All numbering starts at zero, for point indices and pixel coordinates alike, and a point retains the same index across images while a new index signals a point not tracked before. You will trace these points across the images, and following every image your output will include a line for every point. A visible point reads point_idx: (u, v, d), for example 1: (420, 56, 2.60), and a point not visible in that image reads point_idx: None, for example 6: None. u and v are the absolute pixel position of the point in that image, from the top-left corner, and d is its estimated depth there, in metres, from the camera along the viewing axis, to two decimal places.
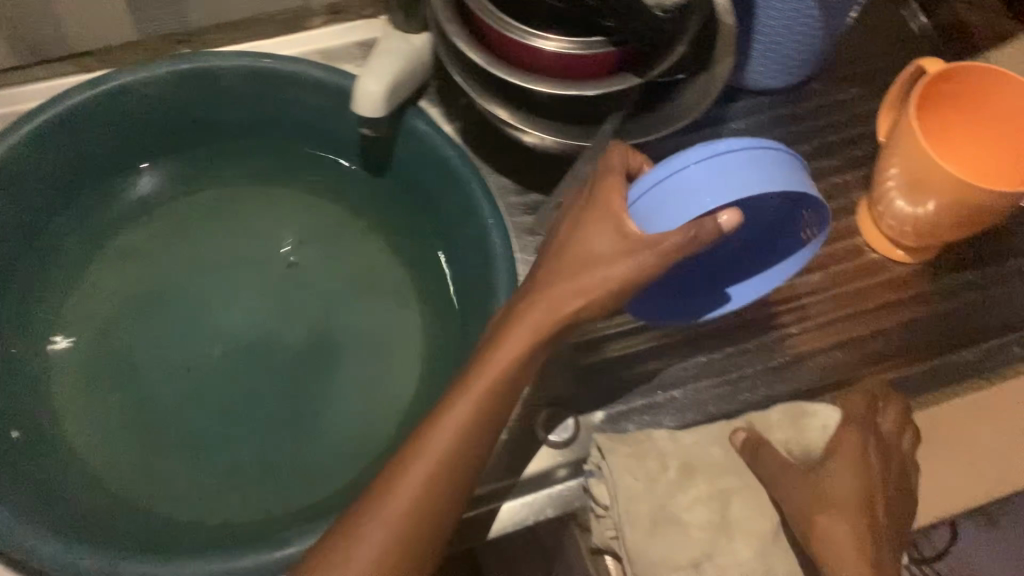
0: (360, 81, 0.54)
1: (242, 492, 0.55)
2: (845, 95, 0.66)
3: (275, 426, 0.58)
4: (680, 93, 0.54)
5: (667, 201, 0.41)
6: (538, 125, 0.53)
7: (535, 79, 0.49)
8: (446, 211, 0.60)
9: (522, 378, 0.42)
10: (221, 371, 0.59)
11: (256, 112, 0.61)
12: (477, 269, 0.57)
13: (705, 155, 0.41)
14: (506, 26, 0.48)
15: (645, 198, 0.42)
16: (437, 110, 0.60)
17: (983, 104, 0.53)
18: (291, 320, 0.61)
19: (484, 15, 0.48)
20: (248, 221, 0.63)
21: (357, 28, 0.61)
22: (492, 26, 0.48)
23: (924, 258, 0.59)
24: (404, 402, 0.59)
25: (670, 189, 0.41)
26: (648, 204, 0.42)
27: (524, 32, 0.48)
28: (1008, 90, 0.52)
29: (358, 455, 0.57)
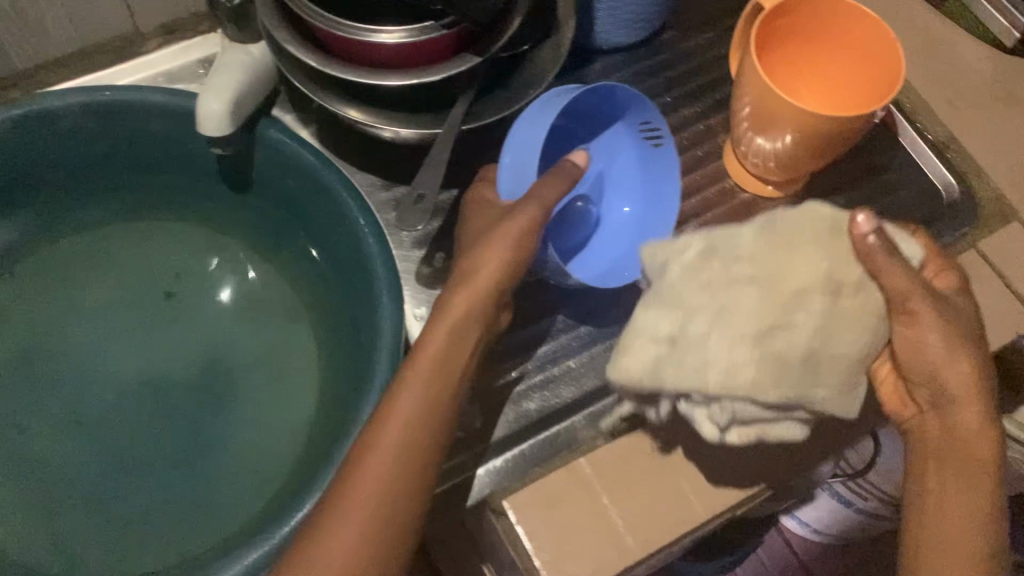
0: (201, 101, 0.52)
1: (148, 536, 0.53)
2: (697, 40, 0.66)
3: (175, 463, 0.56)
4: (527, 65, 0.54)
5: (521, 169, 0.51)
6: (392, 118, 0.52)
7: (380, 73, 0.48)
8: (316, 218, 0.58)
9: (442, 399, 0.46)
10: (112, 417, 0.57)
11: (106, 147, 0.58)
12: (356, 270, 0.56)
13: (529, 113, 0.50)
14: (337, 26, 0.47)
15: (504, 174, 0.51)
16: (290, 117, 0.59)
17: (826, 36, 0.54)
18: (176, 353, 0.60)
19: (312, 18, 0.47)
20: (118, 258, 0.61)
21: (194, 45, 0.59)
22: (324, 27, 0.47)
23: (794, 190, 0.60)
24: (306, 416, 0.57)
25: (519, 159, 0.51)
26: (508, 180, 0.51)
27: (357, 28, 0.47)
28: (851, 21, 0.52)
29: (264, 475, 0.55)
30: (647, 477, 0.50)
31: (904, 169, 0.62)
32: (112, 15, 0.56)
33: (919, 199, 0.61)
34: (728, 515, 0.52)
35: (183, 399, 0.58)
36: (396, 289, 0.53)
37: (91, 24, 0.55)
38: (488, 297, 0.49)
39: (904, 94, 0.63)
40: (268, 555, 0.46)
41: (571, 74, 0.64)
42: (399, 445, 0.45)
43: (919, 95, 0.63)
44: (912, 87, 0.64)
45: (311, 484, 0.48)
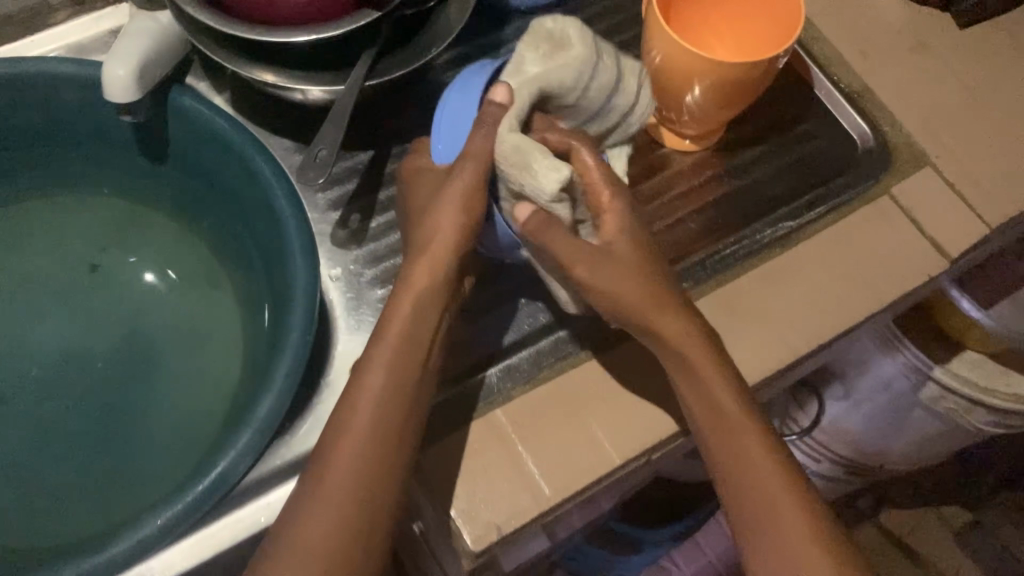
0: (107, 67, 0.52)
1: (72, 508, 0.53)
2: (615, 0, 0.67)
3: (98, 435, 0.56)
4: (436, 20, 0.54)
5: (452, 132, 0.48)
6: (300, 78, 0.52)
7: (288, 31, 0.48)
8: (229, 187, 0.57)
9: (404, 372, 0.44)
10: (34, 395, 0.57)
11: (13, 124, 0.55)
12: (270, 234, 0.54)
13: (456, 84, 0.47)
14: None
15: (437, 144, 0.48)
16: (204, 83, 0.59)
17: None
18: (98, 327, 0.60)
19: None
20: (39, 233, 0.61)
21: (105, 17, 0.60)
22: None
23: (709, 144, 0.62)
24: (228, 380, 0.57)
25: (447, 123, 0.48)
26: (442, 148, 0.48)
27: None
28: None
29: (188, 442, 0.55)
30: (561, 424, 0.50)
31: (818, 120, 0.63)
32: None
33: (830, 151, 0.62)
34: (647, 458, 0.51)
35: (106, 371, 0.58)
36: (310, 248, 0.51)
37: None
38: (447, 263, 0.46)
39: (818, 47, 0.65)
40: (180, 515, 0.46)
41: (488, 36, 0.64)
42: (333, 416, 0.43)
43: (833, 47, 0.64)
44: (826, 40, 0.65)
45: (225, 446, 0.47)
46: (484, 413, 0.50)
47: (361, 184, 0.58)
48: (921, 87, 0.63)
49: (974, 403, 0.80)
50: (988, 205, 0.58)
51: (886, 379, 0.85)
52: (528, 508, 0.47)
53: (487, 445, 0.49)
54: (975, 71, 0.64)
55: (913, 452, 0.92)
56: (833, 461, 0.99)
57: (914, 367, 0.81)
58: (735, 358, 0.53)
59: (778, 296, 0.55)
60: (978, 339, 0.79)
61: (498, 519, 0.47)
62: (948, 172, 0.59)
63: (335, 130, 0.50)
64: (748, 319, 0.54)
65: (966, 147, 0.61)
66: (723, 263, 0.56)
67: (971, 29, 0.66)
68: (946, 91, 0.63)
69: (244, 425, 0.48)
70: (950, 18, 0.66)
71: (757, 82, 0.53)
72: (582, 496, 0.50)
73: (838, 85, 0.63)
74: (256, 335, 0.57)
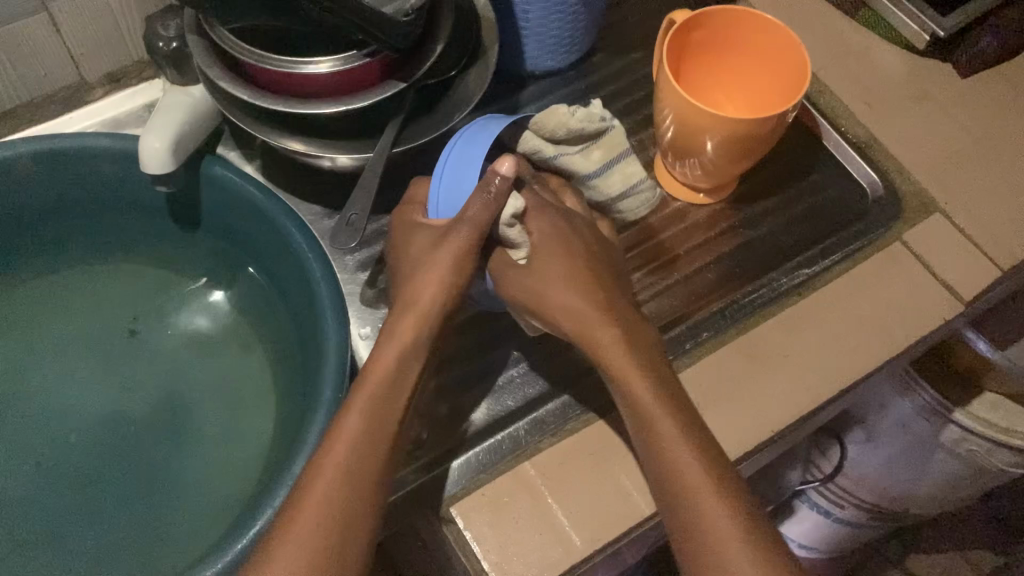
0: (144, 140, 0.55)
1: (111, 570, 0.53)
2: (626, 63, 0.69)
3: (136, 497, 0.57)
4: (457, 88, 0.57)
5: (453, 194, 0.51)
6: (330, 147, 0.54)
7: (315, 102, 0.50)
8: (262, 251, 0.59)
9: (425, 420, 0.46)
10: (73, 459, 0.58)
11: (56, 196, 0.58)
12: (302, 296, 0.56)
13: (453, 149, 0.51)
14: (269, 62, 0.49)
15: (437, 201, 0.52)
16: (235, 153, 0.62)
17: (749, 50, 0.58)
18: (132, 389, 0.61)
19: (244, 55, 0.49)
20: (77, 300, 0.62)
21: (140, 92, 0.63)
22: (256, 65, 0.49)
23: (722, 197, 0.63)
24: (262, 442, 0.58)
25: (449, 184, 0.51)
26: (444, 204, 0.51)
27: (288, 63, 0.49)
28: (777, 41, 0.56)
29: (224, 502, 0.56)
30: (589, 475, 0.51)
31: (828, 170, 0.65)
32: (58, 67, 0.58)
33: (841, 199, 0.64)
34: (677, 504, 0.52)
35: (142, 433, 0.59)
36: (342, 307, 0.53)
37: (38, 77, 0.58)
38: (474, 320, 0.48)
39: (825, 100, 0.67)
40: (222, 573, 0.46)
41: (505, 100, 0.67)
42: (371, 469, 0.44)
43: (839, 99, 0.67)
44: (832, 92, 0.67)
45: (263, 503, 0.48)
46: (514, 466, 0.51)
47: (387, 246, 0.60)
48: (926, 135, 0.65)
49: (996, 444, 0.79)
50: (997, 248, 0.60)
51: (907, 422, 0.85)
52: (559, 559, 0.48)
53: (517, 497, 0.50)
54: (978, 119, 0.66)
55: (939, 496, 0.92)
56: (858, 505, 0.99)
57: (933, 410, 0.81)
58: (755, 405, 0.54)
59: (795, 342, 0.56)
60: (996, 380, 0.79)
61: (530, 570, 0.48)
62: (956, 217, 0.61)
63: (365, 197, 0.52)
64: (767, 366, 0.55)
65: (972, 192, 0.62)
66: (741, 310, 0.58)
67: (972, 79, 0.68)
68: (951, 139, 0.65)
69: (280, 482, 0.48)
70: (951, 68, 0.68)
71: (768, 137, 0.55)
72: (609, 548, 0.50)
73: (846, 137, 0.66)
74: (289, 394, 0.58)
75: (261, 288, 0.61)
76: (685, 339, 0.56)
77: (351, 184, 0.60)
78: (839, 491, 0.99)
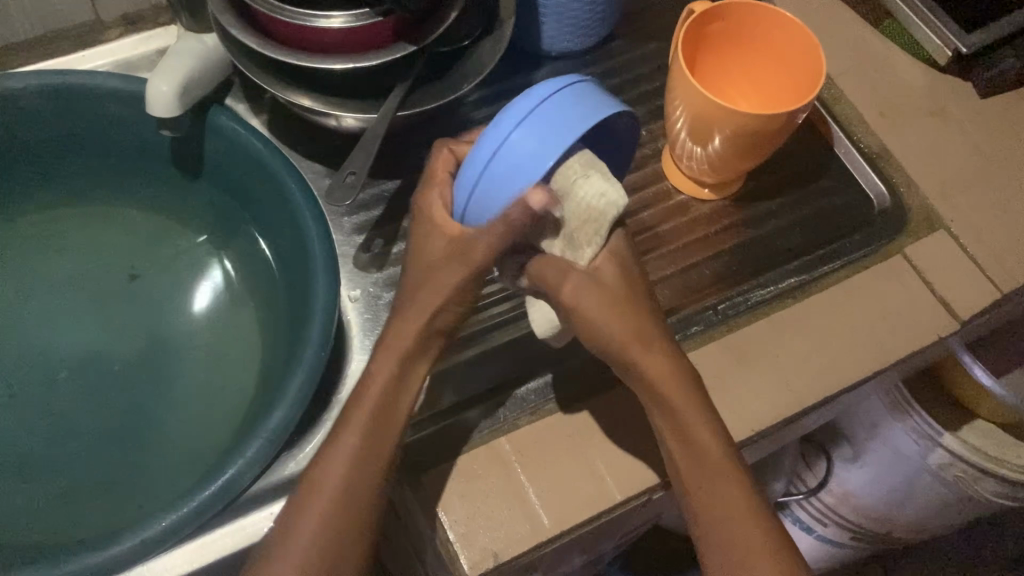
0: (151, 83, 0.54)
1: (78, 507, 0.53)
2: (645, 52, 0.69)
3: (112, 438, 0.57)
4: (469, 58, 0.56)
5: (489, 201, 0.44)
6: (335, 105, 0.54)
7: (324, 57, 0.50)
8: (259, 206, 0.58)
9: (403, 383, 0.45)
10: (58, 392, 0.58)
11: (61, 131, 0.58)
12: (295, 251, 0.56)
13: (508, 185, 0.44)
14: (280, 11, 0.48)
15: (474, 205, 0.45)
16: (243, 105, 0.62)
17: (768, 47, 0.58)
18: (121, 331, 0.61)
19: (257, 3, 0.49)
20: (74, 239, 0.63)
21: (154, 37, 0.63)
22: (268, 14, 0.49)
23: (728, 194, 0.63)
24: (242, 398, 0.58)
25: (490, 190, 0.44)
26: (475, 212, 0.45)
27: (299, 14, 0.48)
28: (801, 40, 0.55)
29: (199, 451, 0.56)
30: (566, 456, 0.51)
31: (836, 177, 0.65)
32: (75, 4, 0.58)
33: (846, 208, 0.63)
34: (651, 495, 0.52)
35: (124, 375, 0.59)
36: (335, 266, 0.53)
37: (54, 11, 0.58)
38: None
39: (840, 107, 0.66)
40: (186, 518, 0.46)
41: (519, 79, 0.66)
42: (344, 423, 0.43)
43: (854, 108, 0.66)
44: (848, 100, 0.66)
45: (234, 451, 0.47)
46: (488, 440, 0.51)
47: (385, 210, 0.60)
48: (939, 152, 0.64)
49: (983, 473, 0.78)
50: (999, 270, 0.59)
51: (896, 444, 0.84)
52: (526, 537, 0.48)
53: (488, 472, 0.50)
54: (993, 140, 0.65)
55: (921, 522, 0.91)
56: (839, 525, 0.98)
57: (924, 432, 0.80)
58: (738, 403, 0.53)
59: (786, 345, 0.56)
60: (989, 408, 0.78)
61: (495, 545, 0.47)
62: (961, 236, 0.60)
63: (366, 157, 0.52)
64: (754, 367, 0.55)
65: (979, 212, 0.62)
66: (734, 308, 0.57)
67: (991, 99, 0.67)
68: (964, 158, 0.64)
69: (255, 433, 0.48)
70: (970, 87, 0.68)
71: (778, 136, 0.54)
72: (576, 531, 0.50)
73: (858, 146, 0.65)
74: (274, 351, 0.58)
75: (258, 241, 0.61)
76: (673, 331, 0.56)
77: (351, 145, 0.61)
78: (821, 507, 0.98)
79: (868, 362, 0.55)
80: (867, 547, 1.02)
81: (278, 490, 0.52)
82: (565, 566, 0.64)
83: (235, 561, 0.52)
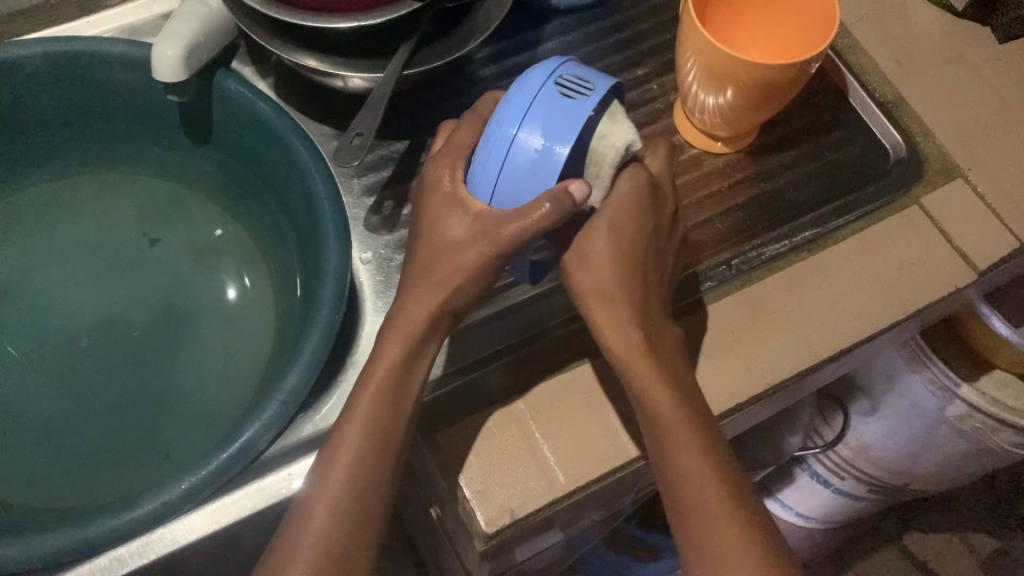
0: (157, 47, 0.53)
1: (98, 473, 0.54)
2: (655, 4, 0.68)
3: (129, 405, 0.57)
4: (475, 13, 0.55)
5: (522, 179, 0.44)
6: (338, 65, 0.53)
7: (328, 18, 0.49)
8: (268, 170, 0.58)
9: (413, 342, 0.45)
10: (76, 359, 0.59)
11: (70, 100, 0.57)
12: (306, 213, 0.55)
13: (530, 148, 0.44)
14: None
15: (502, 185, 0.45)
16: (250, 69, 0.62)
17: None
18: (133, 298, 0.61)
19: None
20: (87, 208, 0.63)
21: (158, 1, 0.62)
22: None
23: (741, 147, 0.62)
24: (258, 362, 0.59)
25: (528, 165, 0.44)
26: (507, 195, 0.45)
27: None
28: None
29: (215, 416, 0.57)
30: (579, 412, 0.51)
31: (852, 127, 0.64)
32: None
33: (861, 158, 0.62)
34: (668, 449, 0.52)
35: (142, 342, 0.60)
36: (346, 229, 0.52)
37: None
38: None
39: (854, 56, 0.65)
40: (205, 480, 0.46)
41: (527, 34, 0.66)
42: None
43: (869, 56, 0.65)
44: (863, 49, 0.65)
45: (252, 415, 0.48)
46: (504, 399, 0.51)
47: (395, 171, 0.60)
48: (956, 99, 0.63)
49: (1001, 424, 0.78)
50: (1016, 218, 0.58)
51: (914, 397, 0.84)
52: (542, 494, 0.48)
53: (503, 431, 0.50)
54: (1012, 86, 0.64)
55: (939, 473, 0.91)
56: (857, 478, 0.98)
57: (941, 384, 0.80)
58: (753, 358, 0.53)
59: (800, 299, 0.55)
60: (1006, 359, 0.77)
61: (512, 502, 0.48)
62: (979, 184, 0.60)
63: (373, 116, 0.51)
64: (769, 321, 0.54)
65: (998, 160, 0.61)
66: (747, 263, 0.57)
67: (1010, 44, 0.66)
68: (983, 106, 0.63)
69: (271, 396, 0.48)
70: (988, 32, 0.66)
71: (790, 86, 0.53)
72: (593, 487, 0.50)
73: (874, 95, 0.64)
74: (288, 316, 0.58)
75: (269, 207, 0.61)
76: (687, 287, 0.56)
77: (358, 106, 0.61)
78: (839, 461, 0.98)
79: (884, 314, 0.55)
80: (884, 499, 1.02)
81: (292, 451, 0.53)
82: (583, 520, 0.65)
83: (252, 522, 0.53)
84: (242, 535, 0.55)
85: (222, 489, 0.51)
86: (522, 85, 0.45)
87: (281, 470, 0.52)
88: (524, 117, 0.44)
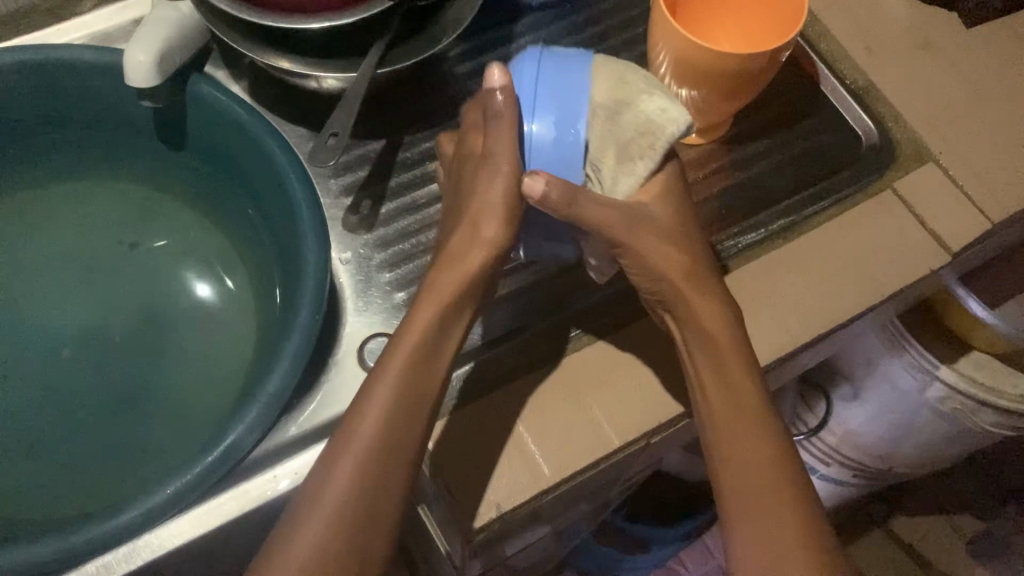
0: (129, 53, 0.53)
1: (86, 482, 0.54)
2: None
3: (113, 412, 0.57)
4: (447, 11, 0.56)
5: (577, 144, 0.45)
6: (306, 65, 0.53)
7: (300, 17, 0.48)
8: (245, 172, 0.58)
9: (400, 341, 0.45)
10: (59, 367, 0.59)
11: (45, 110, 0.57)
12: (283, 214, 0.55)
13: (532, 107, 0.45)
14: None
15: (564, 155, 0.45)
16: (223, 73, 0.62)
17: None
18: (113, 306, 0.61)
19: None
20: (64, 217, 0.63)
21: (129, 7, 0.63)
22: None
23: (716, 137, 0.63)
24: (240, 366, 0.59)
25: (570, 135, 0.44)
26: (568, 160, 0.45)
27: None
28: None
29: (199, 422, 0.57)
30: (561, 403, 0.51)
31: (823, 115, 0.64)
32: None
33: (833, 145, 0.63)
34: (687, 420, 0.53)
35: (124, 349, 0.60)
36: (325, 231, 0.52)
37: None
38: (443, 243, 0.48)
39: (825, 44, 0.66)
40: (192, 484, 0.46)
41: (499, 31, 0.66)
42: None
43: (839, 44, 0.66)
44: (832, 37, 0.66)
45: (237, 417, 0.48)
46: (486, 394, 0.51)
47: (372, 171, 0.60)
48: (924, 84, 0.64)
49: (981, 404, 0.79)
50: (989, 200, 0.59)
51: (895, 380, 0.85)
52: (528, 486, 0.48)
53: (488, 426, 0.50)
54: (980, 70, 0.65)
55: (923, 455, 0.92)
56: (842, 464, 0.99)
57: (920, 367, 0.81)
58: None
59: (779, 286, 0.56)
60: (984, 339, 0.78)
61: (498, 496, 0.48)
62: (951, 168, 0.60)
63: (346, 116, 0.51)
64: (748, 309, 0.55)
65: (969, 143, 0.61)
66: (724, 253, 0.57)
67: (976, 28, 0.67)
68: (951, 89, 0.64)
69: (255, 397, 0.48)
70: (955, 17, 0.67)
71: (760, 75, 0.54)
72: (579, 478, 0.51)
73: (845, 83, 0.65)
74: (270, 318, 0.58)
75: (247, 209, 0.61)
76: None
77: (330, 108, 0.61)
78: (824, 447, 0.99)
79: (862, 298, 0.55)
80: (869, 484, 1.03)
81: (277, 454, 0.53)
82: (571, 513, 0.66)
83: (238, 526, 0.53)
84: (229, 539, 0.55)
85: (207, 494, 0.51)
86: (519, 76, 0.45)
87: (266, 472, 0.53)
88: (534, 108, 0.45)
